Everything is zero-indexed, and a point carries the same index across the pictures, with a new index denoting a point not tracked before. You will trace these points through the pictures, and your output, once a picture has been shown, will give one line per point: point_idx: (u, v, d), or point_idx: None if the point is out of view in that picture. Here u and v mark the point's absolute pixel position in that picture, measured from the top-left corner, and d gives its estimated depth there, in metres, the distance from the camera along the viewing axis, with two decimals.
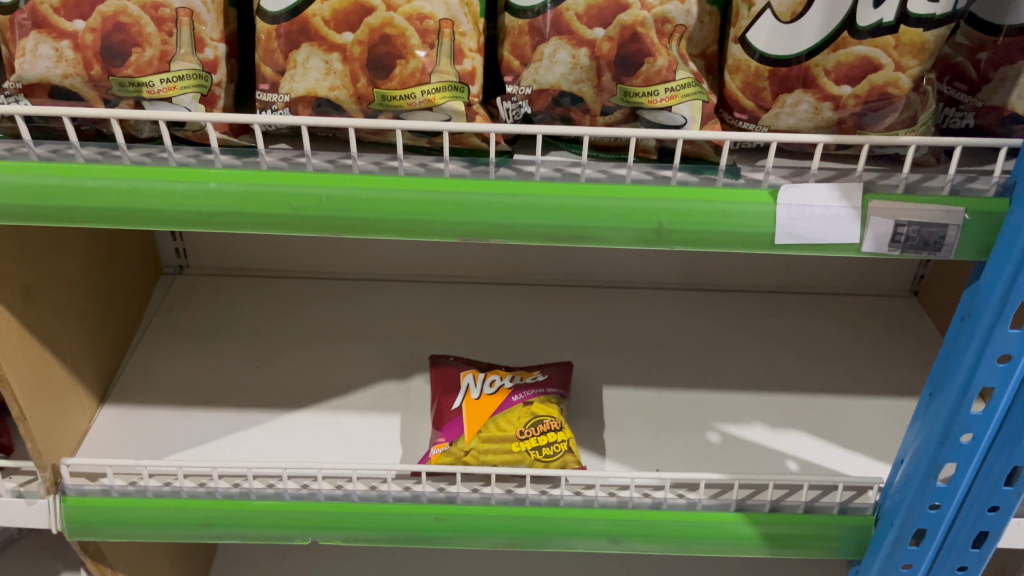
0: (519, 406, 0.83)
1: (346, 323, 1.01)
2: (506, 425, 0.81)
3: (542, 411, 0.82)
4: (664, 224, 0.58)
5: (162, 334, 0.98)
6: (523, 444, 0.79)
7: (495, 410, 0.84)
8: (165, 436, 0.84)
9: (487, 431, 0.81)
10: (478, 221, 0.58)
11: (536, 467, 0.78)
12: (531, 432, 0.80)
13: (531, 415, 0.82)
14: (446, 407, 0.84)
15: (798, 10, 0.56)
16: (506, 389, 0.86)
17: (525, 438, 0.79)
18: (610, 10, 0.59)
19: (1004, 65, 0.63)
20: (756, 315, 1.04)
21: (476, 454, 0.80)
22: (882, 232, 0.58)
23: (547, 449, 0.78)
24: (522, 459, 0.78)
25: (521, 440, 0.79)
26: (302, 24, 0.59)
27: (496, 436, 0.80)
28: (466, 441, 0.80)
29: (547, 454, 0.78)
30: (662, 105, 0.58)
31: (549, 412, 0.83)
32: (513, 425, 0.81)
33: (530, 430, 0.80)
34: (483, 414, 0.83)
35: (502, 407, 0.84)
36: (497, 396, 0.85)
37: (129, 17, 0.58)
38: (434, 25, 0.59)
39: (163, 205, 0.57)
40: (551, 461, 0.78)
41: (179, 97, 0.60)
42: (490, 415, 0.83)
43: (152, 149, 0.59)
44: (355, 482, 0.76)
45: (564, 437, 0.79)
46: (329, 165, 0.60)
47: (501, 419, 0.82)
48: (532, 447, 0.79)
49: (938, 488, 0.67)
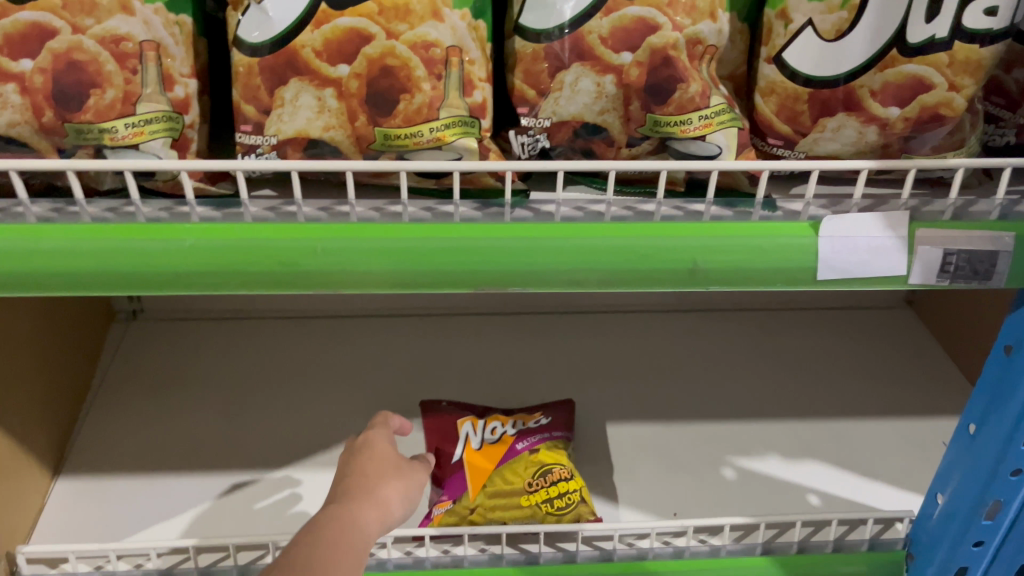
0: (525, 454, 0.78)
1: (323, 367, 0.94)
2: (513, 477, 0.76)
3: (549, 458, 0.77)
4: (698, 263, 0.52)
5: (119, 391, 0.89)
6: (533, 496, 0.74)
7: (500, 460, 0.78)
8: (131, 510, 0.75)
9: (492, 485, 0.75)
10: (496, 270, 0.52)
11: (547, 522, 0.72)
12: (541, 483, 0.74)
13: (539, 464, 0.76)
14: (446, 460, 0.79)
15: (843, 27, 0.51)
16: (509, 437, 0.80)
17: (534, 490, 0.74)
18: (638, 32, 0.53)
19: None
20: (754, 336, 1.00)
21: (483, 512, 0.74)
22: (930, 261, 0.54)
23: (559, 501, 0.73)
24: (532, 513, 0.73)
25: (529, 492, 0.74)
26: (289, 56, 0.52)
27: (503, 491, 0.75)
28: (471, 498, 0.74)
29: (559, 507, 0.73)
30: (695, 134, 0.53)
31: (557, 458, 0.77)
32: (520, 476, 0.75)
33: (539, 480, 0.75)
34: (487, 466, 0.77)
35: (507, 457, 0.78)
36: (500, 446, 0.80)
37: (85, 53, 0.51)
38: (441, 53, 0.52)
39: (134, 266, 0.49)
40: (563, 514, 0.72)
41: (148, 143, 0.52)
42: (494, 467, 0.77)
43: (116, 203, 0.52)
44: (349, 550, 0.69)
45: (576, 487, 0.74)
46: (323, 214, 0.53)
47: (506, 470, 0.76)
48: (542, 499, 0.73)
49: (983, 525, 0.63)
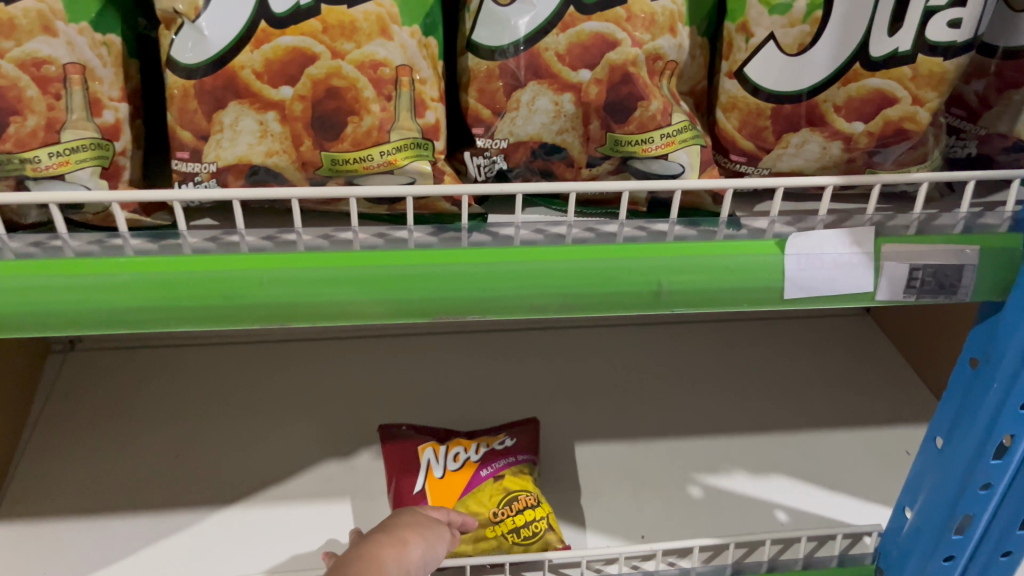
0: (490, 481, 0.76)
1: (274, 394, 0.90)
2: (478, 507, 0.73)
3: (515, 485, 0.75)
4: (663, 285, 0.51)
5: (56, 428, 0.84)
6: (498, 527, 0.71)
7: (464, 488, 0.76)
8: (70, 558, 0.71)
9: (458, 513, 0.73)
10: (453, 298, 0.50)
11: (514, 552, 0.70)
12: (505, 512, 0.72)
13: (504, 490, 0.74)
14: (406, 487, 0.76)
15: (806, 41, 0.50)
16: (472, 462, 0.78)
17: (500, 520, 0.72)
18: (596, 48, 0.51)
19: (1009, 89, 0.59)
20: (714, 349, 0.99)
21: None
22: (897, 277, 0.53)
23: (525, 530, 0.71)
24: (498, 543, 0.71)
25: (494, 523, 0.72)
26: (227, 77, 0.49)
27: (467, 521, 0.72)
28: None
29: (525, 536, 0.71)
30: (657, 153, 0.52)
31: (523, 486, 0.75)
32: (486, 505, 0.73)
33: (504, 509, 0.73)
34: (451, 496, 0.75)
35: (471, 486, 0.76)
36: (464, 473, 0.77)
37: (4, 79, 0.47)
38: (391, 73, 0.50)
39: (61, 304, 0.46)
40: (530, 544, 0.70)
41: (74, 173, 0.49)
42: (458, 496, 0.75)
43: (41, 237, 0.48)
44: None
45: (542, 514, 0.72)
46: (268, 244, 0.50)
47: (470, 499, 0.74)
48: (508, 528, 0.71)
49: (953, 540, 0.63)
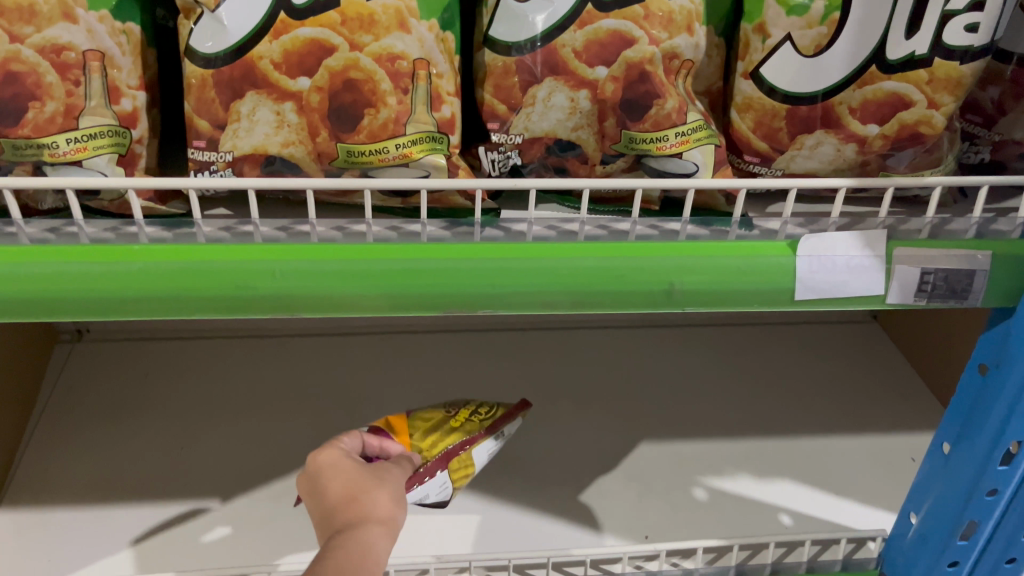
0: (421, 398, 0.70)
1: (281, 388, 0.90)
2: (430, 411, 0.67)
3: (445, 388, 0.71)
4: (675, 284, 0.51)
5: (62, 417, 0.85)
6: (459, 411, 0.67)
7: (402, 406, 0.69)
8: (74, 545, 0.71)
9: (414, 425, 0.65)
10: (464, 293, 0.50)
11: (489, 422, 0.67)
12: (457, 402, 0.69)
13: (438, 394, 0.71)
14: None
15: (822, 42, 0.51)
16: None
17: (454, 411, 0.67)
18: (613, 45, 0.51)
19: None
20: (721, 352, 0.99)
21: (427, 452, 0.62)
22: (908, 281, 0.53)
23: (485, 404, 0.69)
24: (472, 423, 0.66)
25: (453, 412, 0.67)
26: (246, 67, 0.49)
27: (428, 427, 0.64)
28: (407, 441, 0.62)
29: (489, 407, 0.69)
30: (672, 151, 0.52)
31: None
32: (434, 407, 0.68)
33: (453, 402, 0.69)
34: (398, 417, 0.66)
35: (408, 402, 0.69)
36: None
37: (23, 64, 0.47)
38: (408, 66, 0.50)
39: (76, 291, 0.46)
40: (498, 409, 0.69)
41: (92, 159, 0.49)
42: (403, 414, 0.66)
43: (57, 223, 0.49)
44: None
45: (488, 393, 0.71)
46: (282, 234, 0.50)
47: (416, 411, 0.67)
48: (476, 410, 0.68)
49: (958, 546, 0.62)
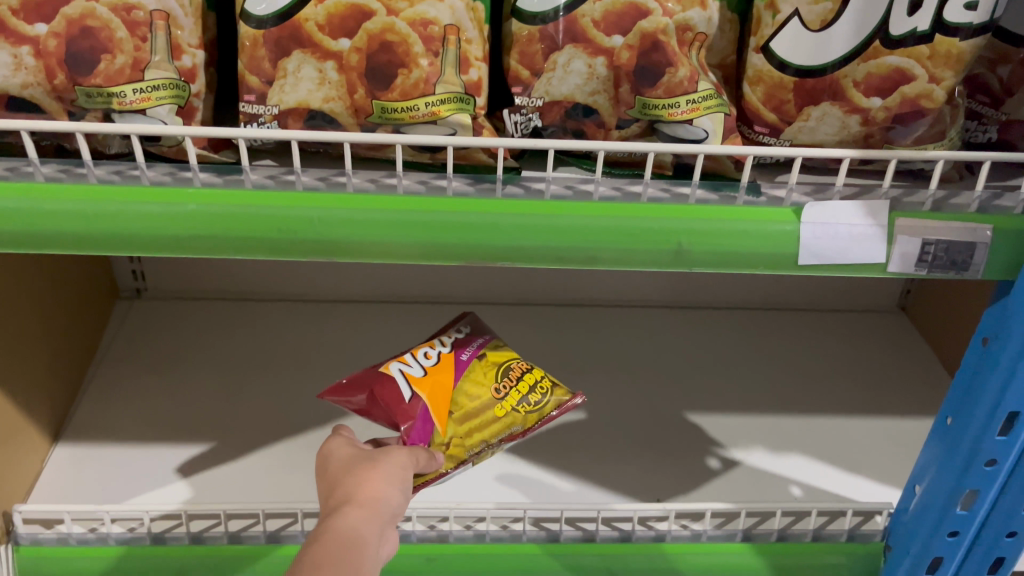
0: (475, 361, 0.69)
1: (321, 348, 0.96)
2: (477, 390, 0.67)
3: (499, 357, 0.70)
4: (682, 245, 0.54)
5: (120, 364, 0.91)
6: (506, 402, 0.67)
7: (454, 373, 0.67)
8: (127, 477, 0.77)
9: (459, 409, 0.65)
10: (485, 244, 0.54)
11: (530, 422, 0.67)
12: (508, 385, 0.68)
13: (494, 366, 0.69)
14: (399, 403, 0.63)
15: (829, 18, 0.54)
16: (448, 354, 0.68)
17: (503, 395, 0.67)
18: (630, 16, 0.55)
19: None
20: (747, 334, 1.01)
21: (460, 440, 0.65)
22: (909, 251, 0.55)
23: (533, 396, 0.68)
24: (513, 420, 0.67)
25: (500, 400, 0.67)
26: (293, 29, 0.54)
27: (471, 411, 0.66)
28: (442, 433, 0.64)
29: (535, 402, 0.68)
30: (682, 118, 0.55)
31: (506, 356, 0.71)
32: (483, 386, 0.67)
33: (504, 384, 0.68)
34: (446, 386, 0.66)
35: (459, 370, 0.68)
36: (445, 362, 0.67)
37: (97, 20, 0.53)
38: (439, 31, 0.55)
39: (136, 228, 0.51)
40: (544, 408, 0.68)
41: (154, 109, 0.54)
42: (453, 385, 0.66)
43: (122, 167, 0.54)
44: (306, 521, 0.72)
45: (540, 375, 0.70)
46: (321, 184, 0.55)
47: (466, 384, 0.67)
48: (521, 399, 0.68)
49: (957, 515, 0.64)
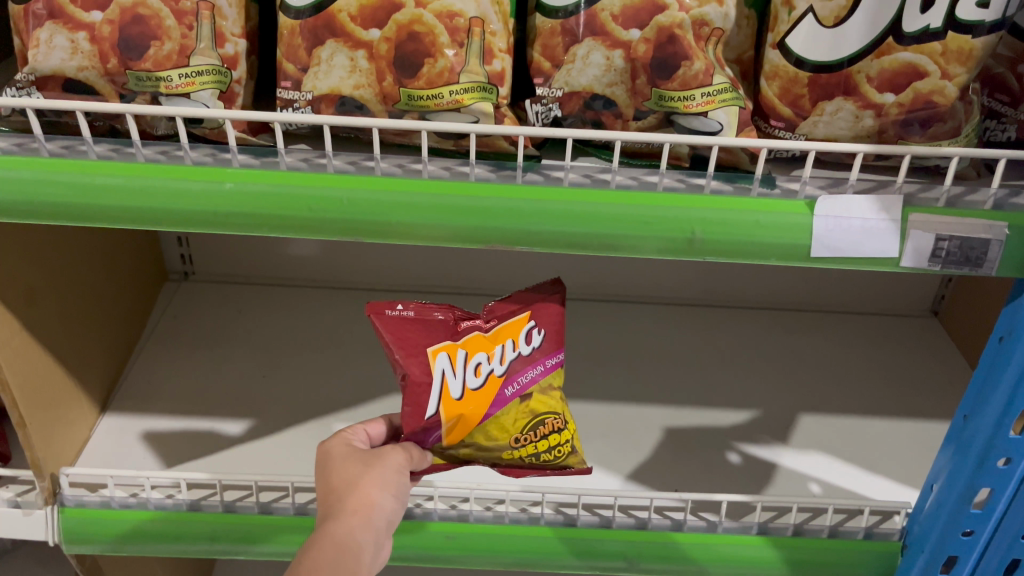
0: (518, 403, 0.67)
1: (355, 333, 0.99)
2: (500, 433, 0.66)
3: (544, 405, 0.68)
4: (696, 234, 0.55)
5: (165, 342, 0.96)
6: (518, 454, 0.67)
7: (490, 407, 0.66)
8: (168, 447, 0.82)
9: (473, 441, 0.66)
10: (503, 229, 0.56)
11: (530, 471, 0.69)
12: (530, 438, 0.67)
13: (530, 413, 0.67)
14: (419, 414, 0.64)
15: (841, 14, 0.57)
16: (496, 372, 0.66)
17: (522, 444, 0.67)
18: (647, 11, 0.59)
19: None
20: (775, 334, 1.02)
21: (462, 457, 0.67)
22: (923, 246, 0.56)
23: (548, 456, 0.68)
24: (514, 465, 0.68)
25: (515, 451, 0.67)
26: (327, 19, 0.59)
27: (485, 445, 0.66)
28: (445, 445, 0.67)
29: (546, 459, 0.68)
30: (697, 110, 0.59)
31: (552, 406, 0.68)
32: (508, 430, 0.67)
33: (527, 437, 0.67)
34: (471, 421, 0.65)
35: (495, 404, 0.66)
36: (487, 389, 0.66)
37: (148, 9, 0.57)
38: (465, 24, 0.58)
39: (176, 204, 0.55)
40: (551, 466, 0.69)
41: (197, 93, 0.58)
42: (481, 417, 0.66)
43: (167, 147, 0.57)
44: None
45: (568, 436, 0.69)
46: (350, 168, 0.58)
47: (492, 421, 0.66)
48: (535, 453, 0.67)
49: (972, 514, 0.64)
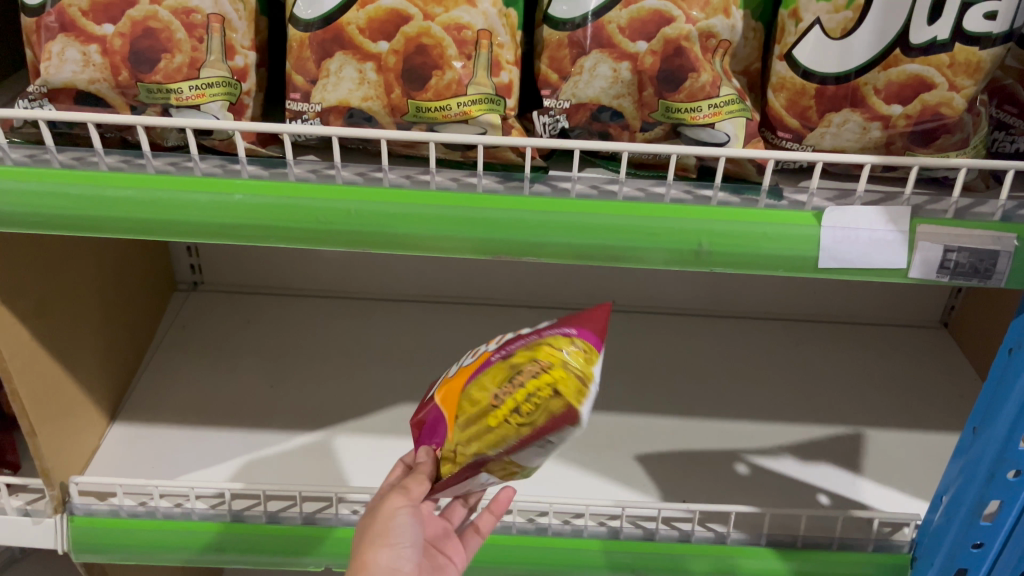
0: (499, 363, 0.55)
1: (363, 342, 0.99)
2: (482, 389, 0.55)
3: (521, 354, 0.53)
4: (703, 245, 0.55)
5: (174, 351, 0.96)
6: (499, 412, 0.53)
7: None
8: (177, 456, 0.82)
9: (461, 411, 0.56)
10: (510, 240, 0.56)
11: (511, 437, 0.53)
12: (507, 393, 0.53)
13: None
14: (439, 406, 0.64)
15: (849, 26, 0.57)
16: (487, 352, 0.57)
17: (499, 401, 0.53)
18: (654, 23, 0.59)
19: None
20: (783, 344, 1.01)
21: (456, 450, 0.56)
22: (931, 257, 0.55)
23: (524, 403, 0.52)
24: (500, 434, 0.53)
25: (494, 410, 0.53)
26: (336, 32, 0.59)
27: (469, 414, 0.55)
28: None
29: (529, 411, 0.52)
30: (704, 121, 0.59)
31: (539, 351, 0.53)
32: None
33: (506, 390, 0.53)
34: None
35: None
36: (476, 362, 0.57)
37: (159, 22, 0.57)
38: (473, 36, 0.59)
39: (186, 215, 0.55)
40: (529, 422, 0.52)
41: (207, 105, 0.58)
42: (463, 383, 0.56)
43: (177, 159, 0.58)
44: (338, 505, 0.76)
45: (557, 375, 0.51)
46: (359, 179, 0.58)
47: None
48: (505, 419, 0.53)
49: (982, 526, 0.64)
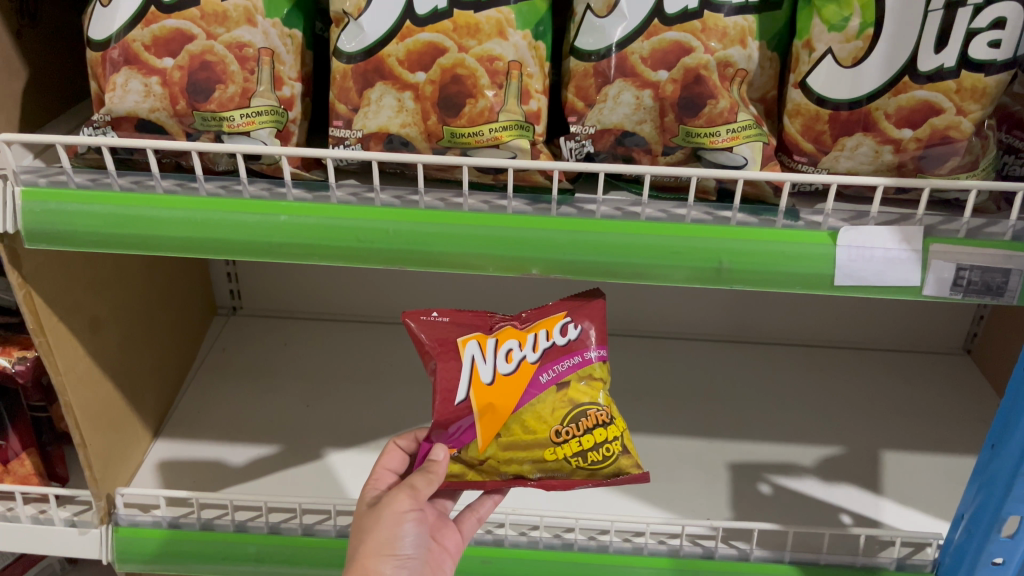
0: (552, 391, 0.65)
1: (394, 364, 1.02)
2: (537, 426, 0.65)
3: (582, 395, 0.66)
4: (723, 263, 0.58)
5: (213, 373, 1.00)
6: (561, 449, 0.65)
7: (519, 399, 0.65)
8: (216, 472, 0.85)
9: (506, 436, 0.65)
10: (538, 257, 0.59)
11: (579, 476, 0.65)
12: (570, 432, 0.65)
13: (569, 403, 0.65)
14: (448, 402, 0.64)
15: (860, 55, 0.61)
16: (530, 363, 0.65)
17: (562, 441, 0.65)
18: (674, 53, 0.63)
19: None
20: (806, 368, 1.03)
21: (494, 464, 0.66)
22: (944, 276, 0.57)
23: (594, 454, 0.65)
24: (557, 466, 0.65)
25: (556, 447, 0.65)
26: (377, 63, 0.63)
27: (521, 443, 0.65)
28: (480, 449, 0.65)
29: (593, 460, 0.65)
30: (723, 145, 0.63)
31: (591, 395, 0.66)
32: (547, 424, 0.65)
33: (569, 429, 0.65)
34: (500, 415, 0.65)
35: (528, 393, 0.65)
36: (519, 379, 0.65)
37: (215, 56, 0.62)
38: (504, 66, 0.62)
39: (234, 234, 0.59)
40: (599, 469, 0.65)
41: (257, 132, 0.63)
42: (510, 410, 0.65)
43: (228, 182, 0.62)
44: None
45: (614, 434, 0.66)
46: (396, 201, 0.62)
47: (526, 413, 0.65)
48: (571, 456, 0.65)
49: (1000, 543, 0.65)
